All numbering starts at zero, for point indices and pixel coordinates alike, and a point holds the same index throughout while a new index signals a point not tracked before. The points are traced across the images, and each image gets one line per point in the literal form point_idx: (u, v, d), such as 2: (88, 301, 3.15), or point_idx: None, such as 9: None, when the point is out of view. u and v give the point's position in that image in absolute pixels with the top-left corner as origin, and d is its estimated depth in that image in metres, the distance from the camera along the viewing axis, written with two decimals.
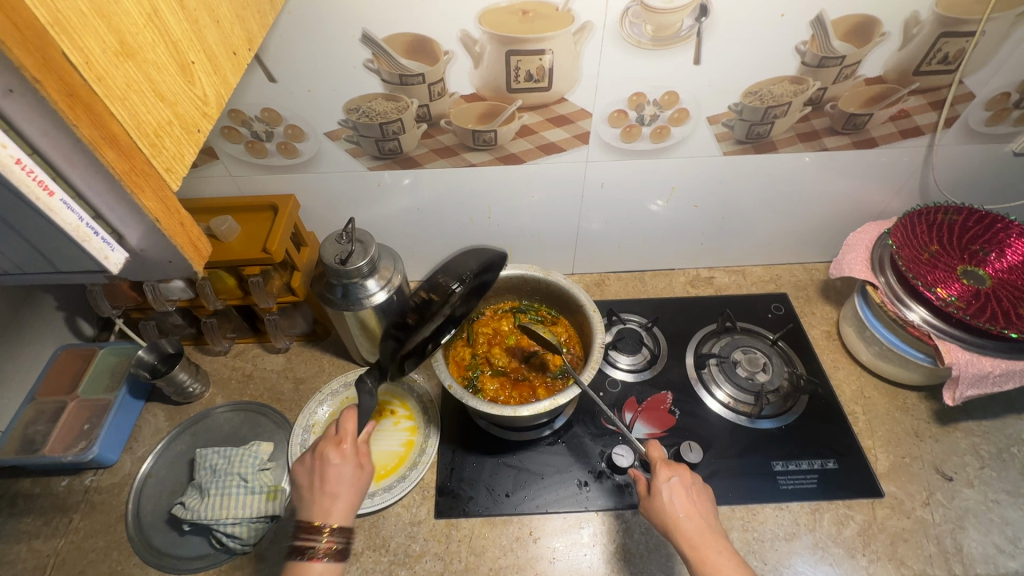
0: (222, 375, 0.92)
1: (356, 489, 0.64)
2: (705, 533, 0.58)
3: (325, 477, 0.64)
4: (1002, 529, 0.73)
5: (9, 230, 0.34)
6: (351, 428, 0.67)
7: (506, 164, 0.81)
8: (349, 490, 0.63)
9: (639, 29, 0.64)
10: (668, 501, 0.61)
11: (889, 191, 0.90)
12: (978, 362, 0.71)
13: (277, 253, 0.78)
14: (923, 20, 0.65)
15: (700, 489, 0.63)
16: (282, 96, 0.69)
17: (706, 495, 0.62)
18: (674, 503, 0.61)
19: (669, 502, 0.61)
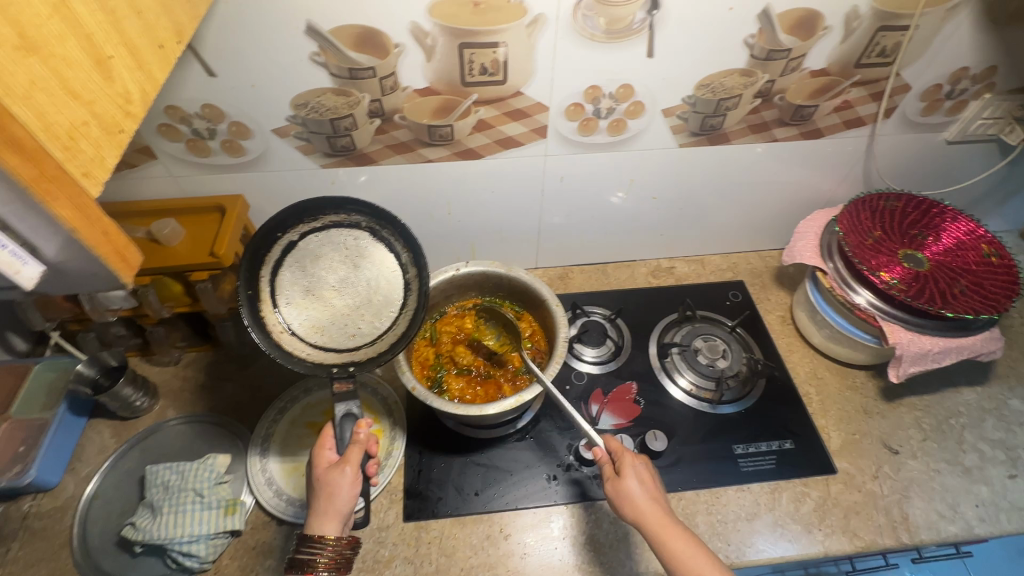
0: (173, 387, 0.87)
1: (345, 496, 0.60)
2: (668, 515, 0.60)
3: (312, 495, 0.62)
4: (943, 496, 0.78)
5: None
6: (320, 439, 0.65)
7: (464, 159, 0.79)
8: (331, 500, 0.60)
9: (592, 22, 0.64)
10: (635, 493, 0.61)
11: (836, 180, 0.93)
12: (918, 341, 0.75)
13: (226, 257, 0.74)
14: (862, 14, 0.67)
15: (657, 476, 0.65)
16: (225, 91, 0.66)
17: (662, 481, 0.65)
18: (642, 489, 0.61)
19: (637, 488, 0.61)
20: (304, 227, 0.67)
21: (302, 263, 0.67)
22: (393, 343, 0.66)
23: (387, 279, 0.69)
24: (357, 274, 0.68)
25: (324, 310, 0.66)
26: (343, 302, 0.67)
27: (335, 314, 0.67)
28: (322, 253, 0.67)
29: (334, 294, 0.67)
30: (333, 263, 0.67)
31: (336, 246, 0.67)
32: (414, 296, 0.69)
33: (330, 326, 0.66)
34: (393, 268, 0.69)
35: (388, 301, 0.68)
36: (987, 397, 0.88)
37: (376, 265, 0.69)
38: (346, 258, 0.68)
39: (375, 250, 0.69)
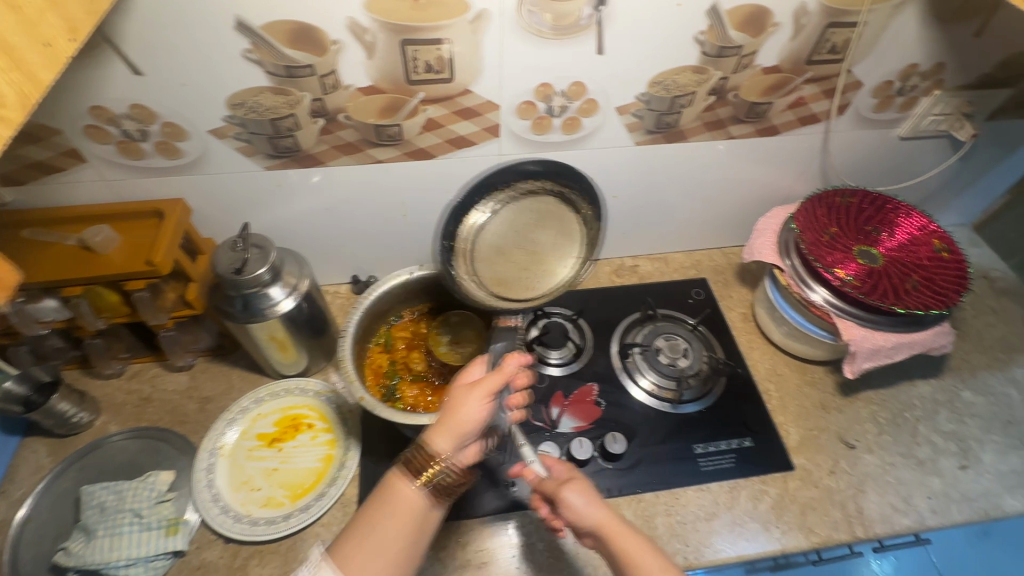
0: (115, 401, 0.83)
1: (472, 418, 0.56)
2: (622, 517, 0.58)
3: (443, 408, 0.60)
4: (897, 489, 0.79)
5: None
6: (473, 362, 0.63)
7: (415, 159, 0.77)
8: (453, 415, 0.57)
9: (539, 18, 0.62)
10: (580, 510, 0.57)
11: (794, 177, 0.93)
12: (872, 337, 0.76)
13: (163, 265, 0.71)
14: (811, 10, 0.67)
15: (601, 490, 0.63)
16: (153, 90, 0.62)
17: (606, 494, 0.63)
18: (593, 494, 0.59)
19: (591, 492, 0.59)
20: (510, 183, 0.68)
21: (508, 221, 0.70)
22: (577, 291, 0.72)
23: (563, 232, 0.73)
24: (545, 229, 0.72)
25: (565, 250, 0.74)
26: (532, 252, 0.73)
27: (563, 250, 0.73)
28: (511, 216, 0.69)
29: (517, 250, 0.71)
30: (521, 218, 0.70)
31: (525, 210, 0.70)
32: (586, 246, 0.73)
33: (507, 266, 0.71)
34: (570, 221, 0.72)
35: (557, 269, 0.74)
36: (940, 389, 0.89)
37: (562, 231, 0.72)
38: (540, 216, 0.71)
39: (558, 207, 0.71)
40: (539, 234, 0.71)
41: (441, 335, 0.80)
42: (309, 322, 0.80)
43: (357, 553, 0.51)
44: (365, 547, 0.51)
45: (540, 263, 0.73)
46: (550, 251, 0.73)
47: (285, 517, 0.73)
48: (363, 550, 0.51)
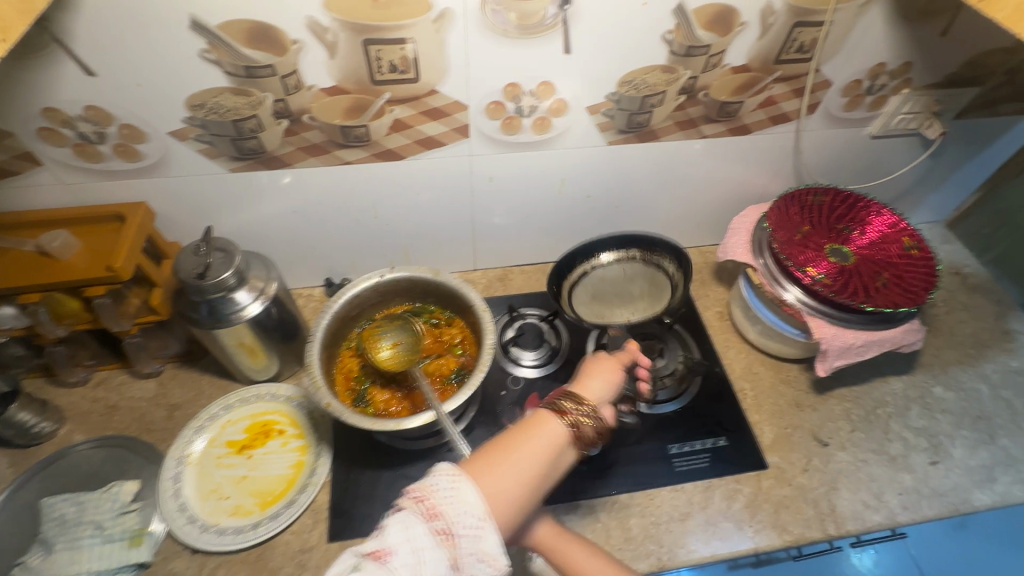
0: (80, 410, 0.81)
1: (606, 379, 0.57)
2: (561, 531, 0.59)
3: (584, 367, 0.59)
4: (869, 486, 0.79)
5: None
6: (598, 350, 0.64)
7: (384, 160, 0.76)
8: (598, 379, 0.57)
9: (503, 17, 0.61)
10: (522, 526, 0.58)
11: (768, 175, 0.94)
12: (842, 336, 0.76)
13: (124, 271, 0.69)
14: (777, 9, 0.67)
15: None
16: (108, 92, 0.61)
17: None
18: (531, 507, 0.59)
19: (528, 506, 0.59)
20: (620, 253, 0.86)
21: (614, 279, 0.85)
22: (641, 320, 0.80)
23: (650, 282, 0.83)
24: (635, 286, 0.84)
25: (654, 305, 0.82)
26: (638, 306, 0.85)
27: (645, 304, 0.83)
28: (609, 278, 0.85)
29: (615, 300, 0.85)
30: (630, 279, 0.85)
31: (633, 276, 0.85)
32: (671, 285, 0.81)
33: (616, 312, 0.84)
34: (658, 274, 0.83)
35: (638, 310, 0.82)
36: (912, 386, 0.90)
37: (654, 284, 0.83)
38: (649, 280, 0.84)
39: (659, 279, 0.84)
40: (632, 288, 0.84)
41: (381, 339, 0.78)
42: (279, 327, 0.79)
43: (492, 471, 0.45)
44: (500, 464, 0.46)
45: (629, 306, 0.83)
46: (637, 296, 0.84)
47: (253, 525, 0.71)
48: (498, 468, 0.46)
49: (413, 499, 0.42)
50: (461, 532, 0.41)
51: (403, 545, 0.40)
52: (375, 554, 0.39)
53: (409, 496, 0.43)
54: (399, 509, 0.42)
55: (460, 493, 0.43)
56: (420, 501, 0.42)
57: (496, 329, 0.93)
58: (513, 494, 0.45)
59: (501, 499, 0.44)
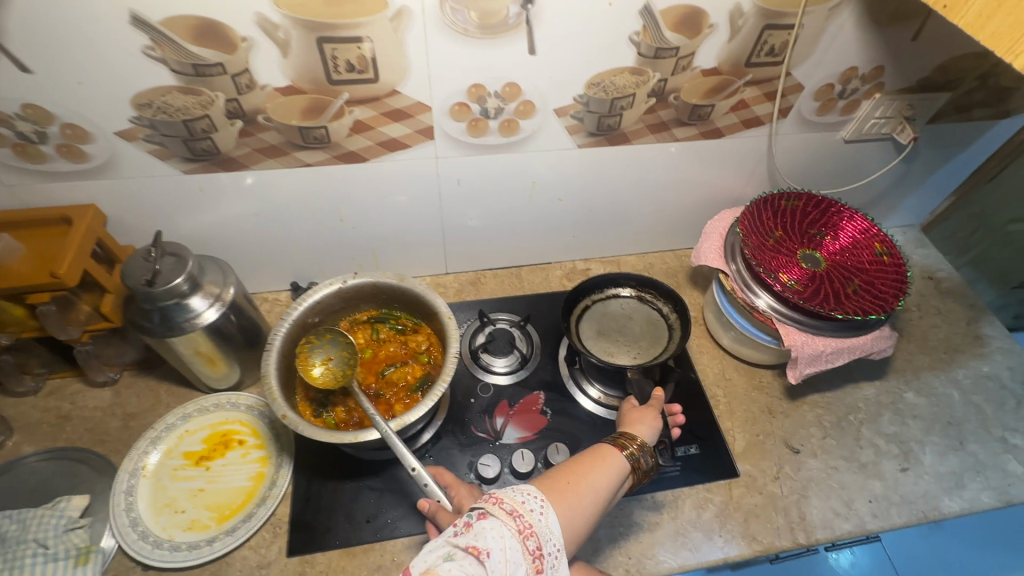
0: (29, 420, 0.78)
1: (654, 420, 0.69)
2: None
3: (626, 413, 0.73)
4: (839, 493, 0.79)
5: None
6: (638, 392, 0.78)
7: (347, 163, 0.74)
8: (647, 422, 0.69)
9: (463, 16, 0.59)
10: None
11: (742, 179, 0.93)
12: (812, 343, 0.75)
13: (69, 277, 0.66)
14: (746, 12, 0.66)
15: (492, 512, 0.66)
16: (46, 89, 0.58)
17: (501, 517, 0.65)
18: None
19: None
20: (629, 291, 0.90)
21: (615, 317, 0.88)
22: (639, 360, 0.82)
23: (653, 329, 0.86)
24: (637, 325, 0.87)
25: (651, 348, 0.84)
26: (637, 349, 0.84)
27: (646, 342, 0.85)
28: (611, 315, 0.88)
29: (616, 334, 0.86)
30: (634, 317, 0.88)
31: (636, 316, 0.88)
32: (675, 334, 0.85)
33: (615, 351, 0.84)
34: (660, 324, 0.87)
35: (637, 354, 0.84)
36: (884, 391, 0.90)
37: (656, 334, 0.86)
38: (650, 325, 0.87)
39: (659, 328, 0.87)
40: (631, 325, 0.87)
41: (312, 356, 0.73)
42: (238, 334, 0.76)
43: (569, 490, 0.56)
44: (577, 487, 0.57)
45: (630, 343, 0.85)
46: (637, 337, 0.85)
47: (209, 541, 0.69)
48: (578, 491, 0.56)
49: (506, 513, 0.50)
50: (545, 556, 0.49)
51: (495, 550, 0.47)
52: (470, 549, 0.47)
53: (503, 509, 0.50)
54: (490, 517, 0.50)
55: (546, 517, 0.52)
56: (513, 518, 0.50)
57: (467, 335, 0.91)
58: (584, 514, 0.55)
59: (576, 515, 0.54)
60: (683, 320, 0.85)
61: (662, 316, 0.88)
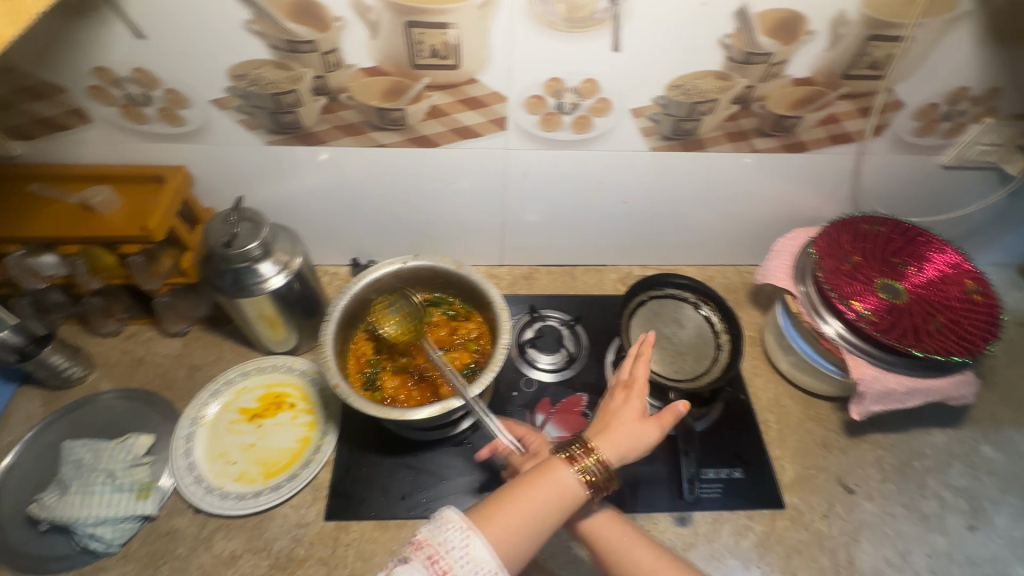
0: (109, 359, 0.85)
1: (632, 435, 0.56)
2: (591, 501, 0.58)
3: (608, 408, 0.60)
4: (894, 542, 0.74)
5: None
6: (641, 375, 0.61)
7: (419, 146, 0.75)
8: (626, 433, 0.56)
9: (552, 8, 0.59)
10: None
11: (821, 198, 0.87)
12: (883, 379, 0.70)
13: (157, 232, 0.71)
14: (851, 19, 0.62)
15: None
16: (156, 56, 0.62)
17: None
18: None
19: None
20: (690, 300, 0.87)
21: (665, 325, 0.85)
22: (680, 376, 0.80)
23: (704, 344, 0.83)
24: (686, 337, 0.84)
25: (696, 364, 0.82)
26: (683, 362, 0.82)
27: (692, 356, 0.82)
28: (660, 323, 0.86)
29: (666, 343, 0.84)
30: (687, 327, 0.85)
31: (687, 327, 0.85)
32: (724, 354, 0.81)
33: (661, 359, 0.83)
34: (712, 339, 0.83)
35: (682, 368, 0.81)
36: (957, 441, 0.83)
37: (705, 350, 0.83)
38: (702, 339, 0.84)
39: (710, 342, 0.83)
40: (682, 334, 0.84)
41: (388, 312, 0.77)
42: (301, 303, 0.80)
43: (502, 518, 0.48)
44: (512, 517, 0.48)
45: (677, 356, 0.83)
46: (683, 349, 0.83)
47: (255, 494, 0.72)
48: (512, 523, 0.48)
49: (425, 559, 0.44)
50: None
51: None
52: None
53: (421, 555, 0.44)
54: (408, 563, 0.44)
55: (471, 548, 0.45)
56: (432, 563, 0.44)
57: (515, 328, 0.90)
58: (522, 548, 0.48)
59: (508, 549, 0.47)
60: (733, 345, 0.81)
61: (713, 331, 0.84)
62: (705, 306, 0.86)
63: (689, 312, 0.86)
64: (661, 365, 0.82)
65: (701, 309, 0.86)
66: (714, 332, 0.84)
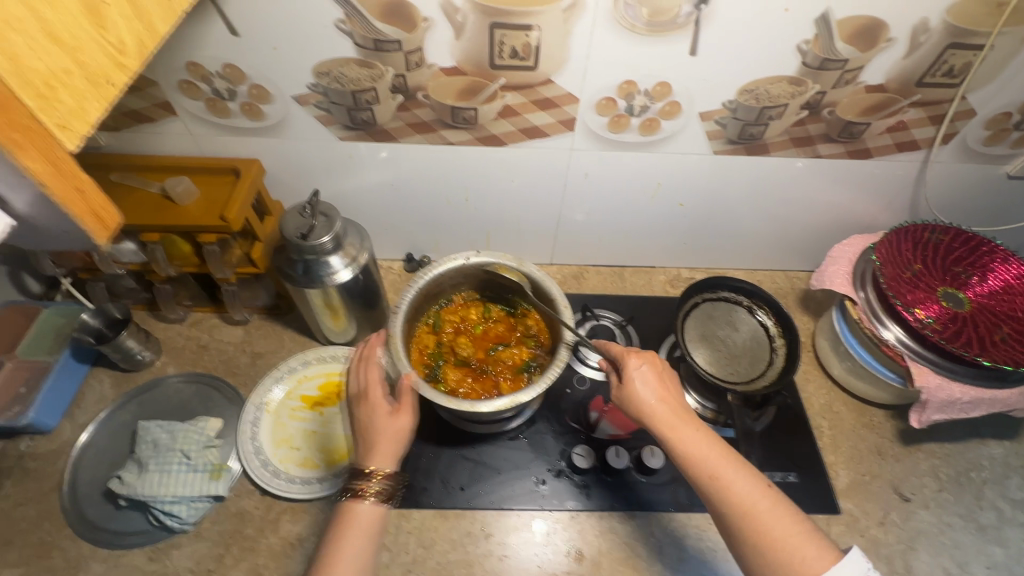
0: (176, 345, 0.87)
1: (392, 444, 0.65)
2: (679, 415, 0.58)
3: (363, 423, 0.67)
4: (952, 552, 0.73)
5: None
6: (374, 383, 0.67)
7: (487, 145, 0.76)
8: (389, 441, 0.64)
9: (635, 12, 0.60)
10: (640, 393, 0.59)
11: (880, 205, 0.87)
12: (948, 388, 0.70)
13: (235, 221, 0.73)
14: (932, 28, 0.62)
15: (669, 375, 0.62)
16: (246, 52, 0.64)
17: (672, 380, 0.62)
18: (645, 390, 0.60)
19: (641, 390, 0.59)
20: (745, 304, 0.87)
21: (719, 329, 0.86)
22: (735, 379, 0.81)
23: (759, 348, 0.83)
24: (740, 340, 0.84)
25: (751, 368, 0.82)
26: (738, 365, 0.82)
27: (747, 360, 0.83)
28: (713, 326, 0.86)
29: (720, 346, 0.84)
30: (741, 330, 0.85)
31: (741, 330, 0.85)
32: (781, 358, 0.81)
33: (716, 361, 0.83)
34: (767, 343, 0.83)
35: (737, 372, 0.82)
36: (1014, 453, 0.82)
37: (759, 353, 0.83)
38: (757, 343, 0.84)
39: (765, 346, 0.83)
40: (736, 337, 0.85)
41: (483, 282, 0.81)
42: (363, 295, 0.81)
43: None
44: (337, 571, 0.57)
45: (732, 359, 0.83)
46: (738, 353, 0.83)
47: (320, 480, 0.74)
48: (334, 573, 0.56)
49: None
50: None
51: None
52: None
53: None
54: None
55: None
56: None
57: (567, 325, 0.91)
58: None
59: None
60: (789, 350, 0.80)
61: (769, 336, 0.84)
62: (762, 311, 0.86)
63: (744, 317, 0.86)
64: (716, 368, 0.83)
65: (758, 313, 0.86)
66: (770, 336, 0.84)
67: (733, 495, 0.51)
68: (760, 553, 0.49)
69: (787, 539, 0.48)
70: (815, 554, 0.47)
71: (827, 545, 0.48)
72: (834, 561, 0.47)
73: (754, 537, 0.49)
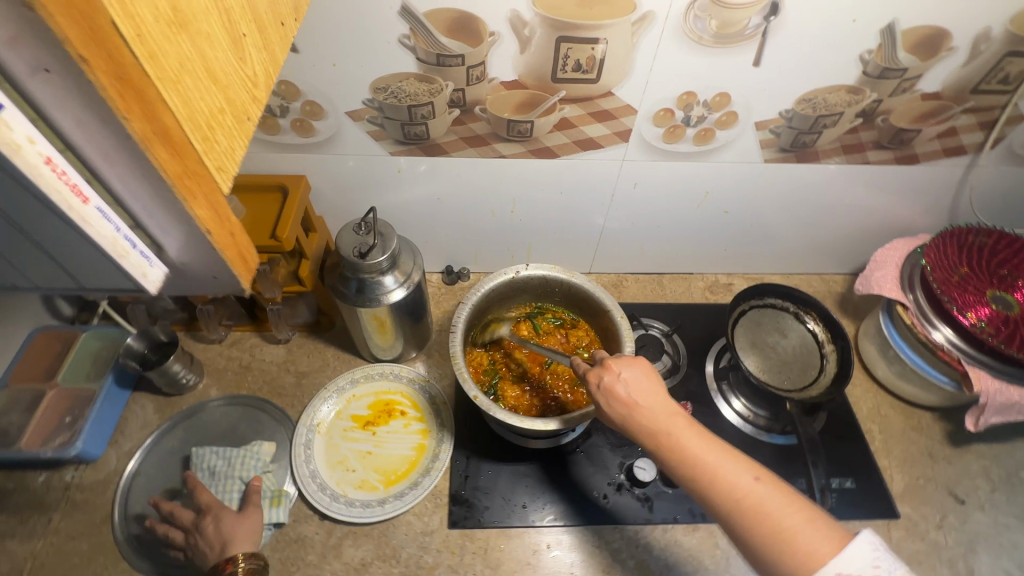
0: (217, 366, 0.85)
1: (250, 526, 0.65)
2: (658, 419, 0.53)
3: (205, 536, 0.64)
4: (1010, 553, 0.74)
5: (35, 249, 0.28)
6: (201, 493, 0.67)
7: (539, 157, 0.76)
8: (246, 526, 0.64)
9: (704, 24, 0.59)
10: (613, 408, 0.55)
11: (922, 209, 0.88)
12: (1007, 391, 0.71)
13: (287, 241, 0.71)
14: (993, 36, 0.62)
15: (638, 375, 0.56)
16: (304, 69, 0.62)
17: (648, 378, 0.56)
18: (617, 401, 0.55)
19: (612, 404, 0.55)
20: (792, 311, 0.87)
21: (767, 336, 0.86)
22: (788, 387, 0.81)
23: (809, 355, 0.84)
24: (789, 347, 0.85)
25: (802, 374, 0.82)
26: (789, 373, 0.83)
27: (798, 367, 0.83)
28: (761, 334, 0.86)
29: (770, 353, 0.84)
30: (789, 337, 0.85)
31: (790, 337, 0.85)
32: (833, 364, 0.81)
33: (768, 368, 0.83)
34: (817, 350, 0.83)
35: (789, 379, 0.82)
36: None
37: (810, 360, 0.83)
38: (806, 350, 0.84)
39: (815, 352, 0.83)
40: (785, 344, 0.85)
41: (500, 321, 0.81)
42: (414, 311, 0.80)
43: None
44: None
45: (783, 366, 0.83)
46: (788, 360, 0.84)
47: (380, 502, 0.73)
48: None
49: None
50: None
51: None
52: None
53: None
54: None
55: None
56: None
57: None
58: None
59: None
60: (841, 354, 0.80)
61: (818, 342, 0.84)
62: (811, 318, 0.85)
63: (791, 323, 0.86)
64: (769, 375, 0.83)
65: (806, 320, 0.86)
66: (820, 342, 0.84)
67: (726, 497, 0.48)
68: (759, 549, 0.46)
69: (783, 534, 0.45)
70: (813, 545, 0.44)
71: (830, 534, 0.45)
72: (836, 552, 0.44)
73: (751, 536, 0.46)
